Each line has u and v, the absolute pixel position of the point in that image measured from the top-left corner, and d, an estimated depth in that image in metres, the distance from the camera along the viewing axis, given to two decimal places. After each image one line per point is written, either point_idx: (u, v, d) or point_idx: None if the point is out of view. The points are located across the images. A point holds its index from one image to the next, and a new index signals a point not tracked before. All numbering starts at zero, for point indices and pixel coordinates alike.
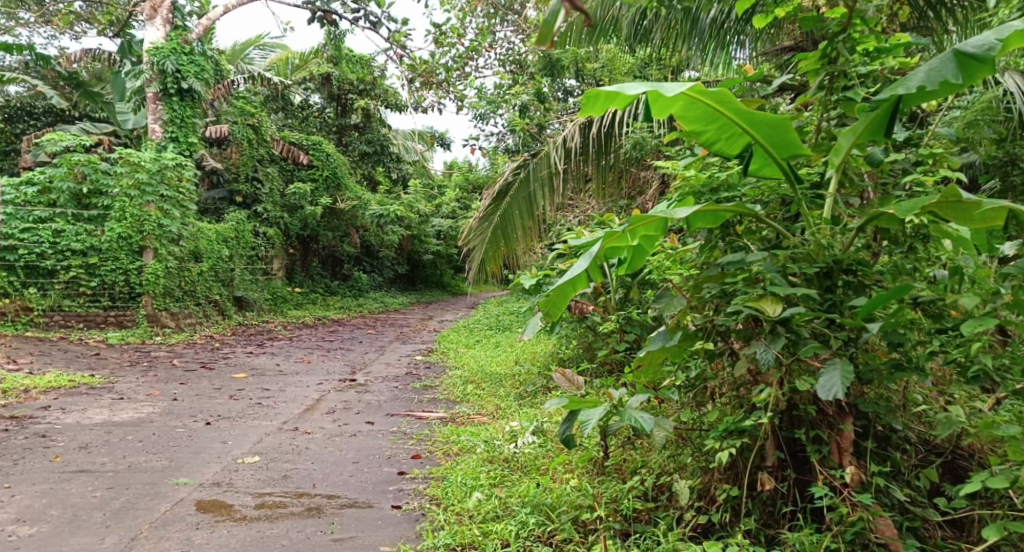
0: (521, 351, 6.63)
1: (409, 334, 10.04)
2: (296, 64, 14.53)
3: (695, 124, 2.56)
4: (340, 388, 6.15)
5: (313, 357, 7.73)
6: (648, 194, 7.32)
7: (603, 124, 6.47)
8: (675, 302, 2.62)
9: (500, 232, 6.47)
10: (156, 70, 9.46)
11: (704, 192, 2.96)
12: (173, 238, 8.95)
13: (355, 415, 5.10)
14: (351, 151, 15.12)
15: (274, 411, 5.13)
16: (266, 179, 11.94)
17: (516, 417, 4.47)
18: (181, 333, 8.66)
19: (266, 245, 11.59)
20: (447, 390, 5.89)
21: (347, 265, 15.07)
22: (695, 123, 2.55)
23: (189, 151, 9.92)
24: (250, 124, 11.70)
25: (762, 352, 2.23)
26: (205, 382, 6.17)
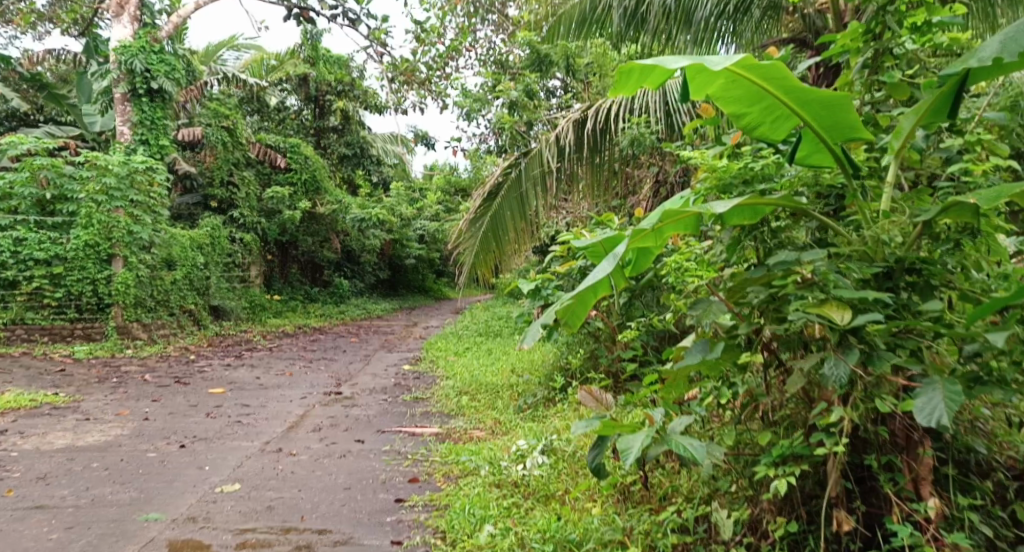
0: (516, 360, 6.31)
1: (394, 342, 9.69)
2: (272, 66, 14.09)
3: (738, 105, 2.29)
4: (326, 401, 5.78)
5: (295, 368, 7.34)
6: (644, 193, 7.01)
7: (598, 119, 6.13)
8: (714, 307, 2.32)
9: (491, 235, 6.18)
10: (124, 70, 9.01)
11: (737, 184, 2.70)
12: (144, 245, 8.49)
13: (344, 432, 4.74)
14: (330, 154, 14.70)
15: (255, 430, 4.75)
16: (242, 183, 11.49)
17: (519, 436, 4.14)
18: (153, 345, 8.22)
19: (243, 252, 11.15)
20: (440, 403, 5.54)
21: (328, 271, 14.64)
22: (737, 105, 2.29)
23: (161, 154, 9.46)
24: (224, 126, 11.16)
25: (830, 369, 1.94)
26: (180, 398, 5.77)
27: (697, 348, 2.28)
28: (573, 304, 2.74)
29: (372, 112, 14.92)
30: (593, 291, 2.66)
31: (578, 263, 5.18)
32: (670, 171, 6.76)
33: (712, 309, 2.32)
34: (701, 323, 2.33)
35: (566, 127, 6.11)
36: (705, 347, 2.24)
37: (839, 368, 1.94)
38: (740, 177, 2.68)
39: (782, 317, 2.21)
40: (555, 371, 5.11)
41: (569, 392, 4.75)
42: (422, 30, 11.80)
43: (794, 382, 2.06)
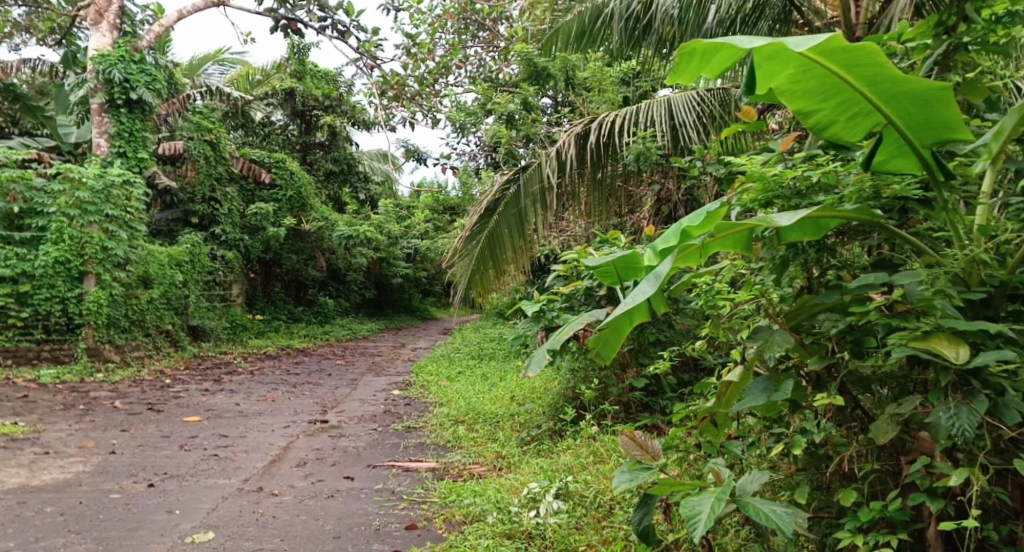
0: (515, 387, 5.92)
1: (382, 364, 9.26)
2: (258, 80, 13.71)
3: (807, 101, 2.04)
4: (311, 431, 5.35)
5: (278, 394, 6.90)
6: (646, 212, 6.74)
7: (601, 132, 5.90)
8: (777, 337, 2.04)
9: (488, 253, 5.94)
10: (102, 79, 8.59)
11: (791, 197, 2.37)
12: (119, 262, 8.05)
13: (331, 467, 4.33)
14: (316, 170, 14.30)
15: (233, 465, 4.34)
16: (224, 199, 11.06)
17: (525, 474, 3.75)
18: (126, 368, 7.76)
19: (224, 269, 10.69)
20: (435, 433, 5.13)
21: (312, 289, 14.19)
22: (807, 99, 2.03)
23: (139, 168, 9.03)
24: (207, 141, 10.71)
25: (947, 420, 1.71)
26: (152, 427, 5.32)
27: (754, 386, 2.03)
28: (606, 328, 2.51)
29: (360, 128, 14.60)
30: (628, 318, 2.39)
31: (585, 282, 4.93)
32: (676, 190, 6.49)
33: (774, 339, 2.03)
34: (762, 356, 2.05)
35: (567, 141, 5.92)
36: (770, 386, 2.00)
37: (961, 419, 1.70)
38: (797, 186, 2.37)
39: (865, 353, 1.95)
40: (562, 400, 4.74)
41: (577, 424, 4.38)
42: (413, 44, 11.56)
43: (886, 430, 1.80)
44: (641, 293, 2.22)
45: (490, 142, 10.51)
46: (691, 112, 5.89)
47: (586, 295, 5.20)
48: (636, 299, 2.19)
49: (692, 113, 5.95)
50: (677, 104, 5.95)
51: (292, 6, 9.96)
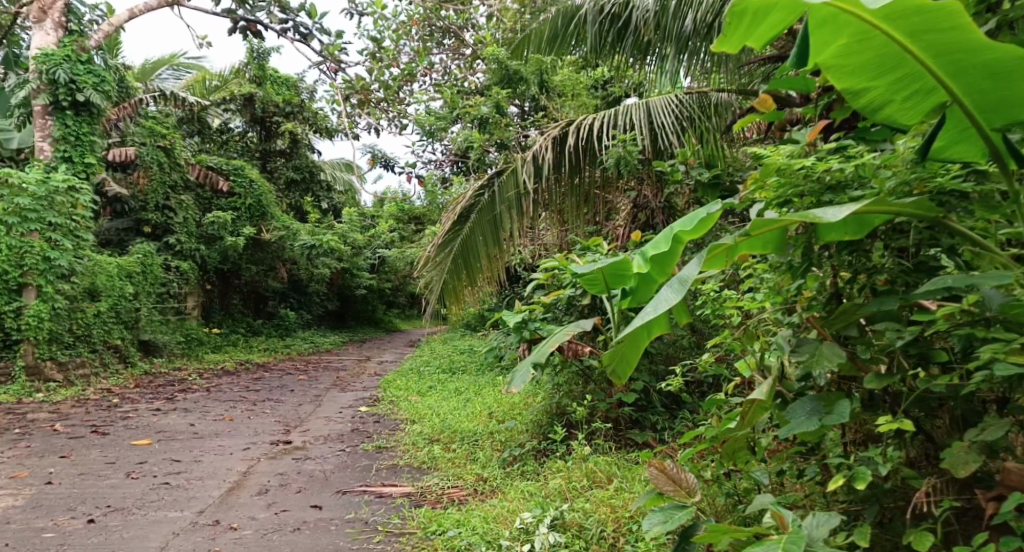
0: (492, 404, 5.59)
1: (348, 379, 8.84)
2: (215, 85, 13.20)
3: (861, 77, 1.99)
4: (273, 453, 4.94)
5: (236, 412, 6.46)
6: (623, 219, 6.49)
7: (579, 136, 5.70)
8: (826, 351, 1.95)
9: (461, 261, 5.75)
10: (46, 80, 8.04)
11: (825, 196, 2.14)
12: (63, 274, 7.53)
13: (296, 494, 3.96)
14: (276, 178, 13.79)
15: (186, 494, 3.93)
16: (179, 207, 10.53)
17: (511, 499, 3.42)
18: (69, 388, 7.25)
19: (179, 281, 10.16)
20: (408, 454, 4.78)
21: (273, 302, 13.67)
22: (863, 75, 1.98)
23: (86, 174, 8.48)
24: (161, 146, 10.27)
25: None
26: (96, 452, 4.88)
27: (801, 405, 1.94)
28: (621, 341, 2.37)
29: (323, 136, 14.17)
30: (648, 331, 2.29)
31: (568, 291, 4.67)
32: (654, 197, 6.29)
33: (823, 351, 1.96)
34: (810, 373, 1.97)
35: (544, 145, 5.76)
36: (818, 407, 1.91)
37: None
38: (832, 179, 2.14)
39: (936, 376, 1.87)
40: (547, 418, 4.42)
41: (565, 443, 4.09)
42: (377, 50, 11.21)
43: (967, 462, 1.73)
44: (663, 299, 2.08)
45: (459, 148, 10.21)
46: (671, 115, 5.66)
47: (567, 304, 4.92)
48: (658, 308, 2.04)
49: (671, 115, 5.69)
50: (656, 106, 5.72)
51: (251, 7, 9.54)
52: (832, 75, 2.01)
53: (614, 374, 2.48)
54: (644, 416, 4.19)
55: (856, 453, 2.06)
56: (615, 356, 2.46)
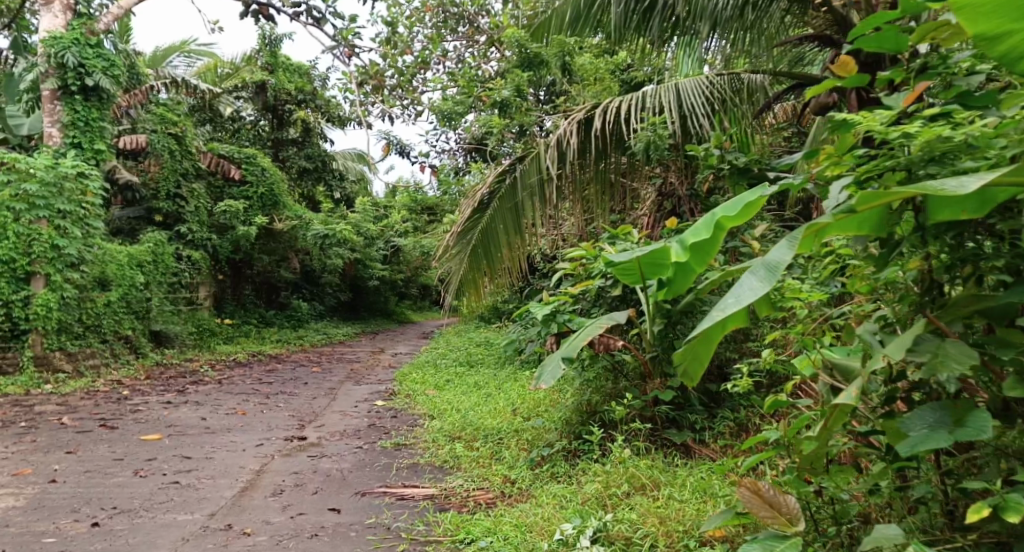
0: (516, 399, 5.36)
1: (362, 372, 8.63)
2: (227, 73, 12.97)
3: (1001, 19, 1.86)
4: (288, 450, 4.73)
5: (249, 405, 6.26)
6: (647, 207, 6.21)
7: (606, 119, 5.45)
8: (955, 357, 1.89)
9: (481, 251, 5.50)
10: (54, 64, 7.83)
11: (930, 167, 1.95)
12: (73, 263, 7.36)
13: (313, 495, 3.74)
14: (289, 167, 13.58)
15: (197, 495, 3.72)
16: (190, 196, 10.32)
17: (544, 505, 3.19)
18: (78, 379, 7.08)
19: (190, 270, 9.97)
20: (430, 452, 4.55)
21: (285, 292, 13.48)
22: (1002, 17, 1.86)
23: (96, 160, 8.26)
24: (172, 133, 10.08)
25: None
26: (104, 448, 4.69)
27: (921, 417, 1.94)
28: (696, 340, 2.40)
29: (335, 124, 13.95)
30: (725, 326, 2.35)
31: (598, 282, 4.45)
32: (680, 184, 6.02)
33: (947, 352, 1.91)
34: (936, 376, 1.91)
35: (569, 129, 5.47)
36: (944, 418, 1.91)
37: None
38: (932, 152, 1.93)
39: None
40: (578, 416, 4.16)
41: (596, 444, 3.86)
42: (391, 35, 10.96)
43: None
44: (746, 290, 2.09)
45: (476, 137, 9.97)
46: (701, 97, 5.43)
47: (595, 296, 4.68)
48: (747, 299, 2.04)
49: (702, 96, 5.48)
50: (686, 87, 5.48)
51: None
52: (963, 18, 1.89)
53: (686, 376, 2.56)
54: (682, 415, 3.95)
55: (993, 476, 1.96)
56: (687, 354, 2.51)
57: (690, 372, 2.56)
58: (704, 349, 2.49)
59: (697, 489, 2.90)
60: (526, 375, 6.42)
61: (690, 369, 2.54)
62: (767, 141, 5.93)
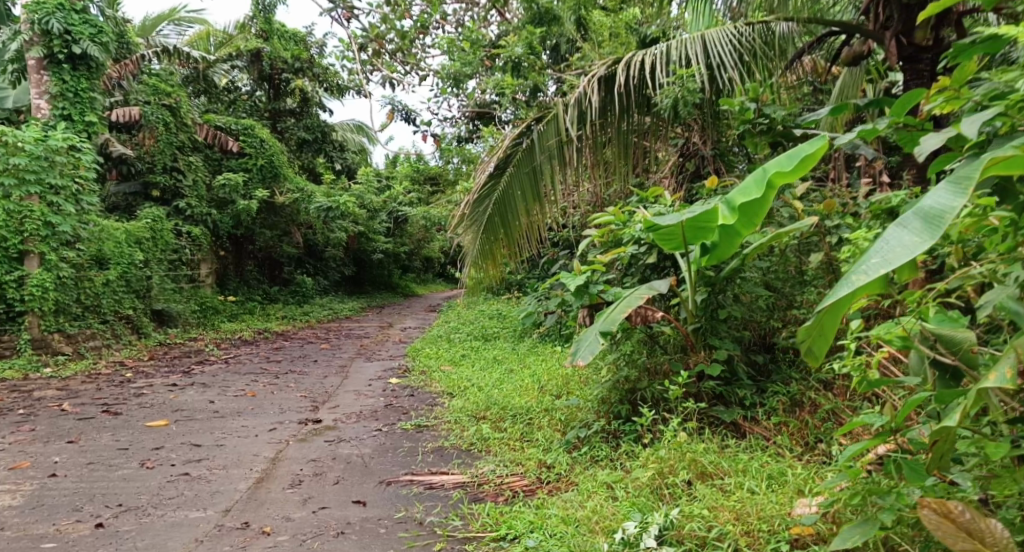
0: (541, 375, 5.08)
1: (372, 348, 8.35)
2: (220, 41, 12.49)
3: None
4: (304, 434, 4.45)
5: (258, 386, 5.98)
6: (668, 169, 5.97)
7: (630, 75, 5.05)
8: None
9: (498, 219, 5.16)
10: (39, 31, 7.41)
11: None
12: (68, 241, 7.03)
13: (334, 486, 3.46)
14: (288, 139, 13.16)
15: (210, 488, 3.44)
16: (187, 169, 9.95)
17: (591, 496, 2.92)
18: (79, 361, 6.79)
19: (191, 247, 9.63)
20: (454, 434, 4.26)
21: (288, 268, 13.16)
22: None
23: (88, 134, 7.87)
24: (166, 104, 9.65)
25: None
26: (108, 436, 4.41)
27: None
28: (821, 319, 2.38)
29: (334, 93, 13.48)
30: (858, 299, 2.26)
31: (630, 249, 4.12)
32: (703, 144, 5.73)
33: None
34: None
35: (590, 87, 5.09)
36: None
37: None
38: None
39: None
40: (615, 395, 3.85)
41: (638, 424, 3.60)
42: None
43: None
44: (896, 239, 2.13)
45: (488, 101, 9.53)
46: (731, 50, 4.98)
47: (627, 264, 4.37)
48: (903, 248, 2.06)
49: (731, 47, 5.03)
50: (714, 38, 5.03)
51: None
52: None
53: (810, 354, 2.56)
54: (730, 390, 3.67)
55: None
56: (814, 333, 2.50)
57: (813, 350, 2.55)
58: (826, 328, 2.46)
59: (772, 484, 2.68)
60: (547, 349, 6.14)
61: (814, 347, 2.53)
62: (790, 95, 5.61)
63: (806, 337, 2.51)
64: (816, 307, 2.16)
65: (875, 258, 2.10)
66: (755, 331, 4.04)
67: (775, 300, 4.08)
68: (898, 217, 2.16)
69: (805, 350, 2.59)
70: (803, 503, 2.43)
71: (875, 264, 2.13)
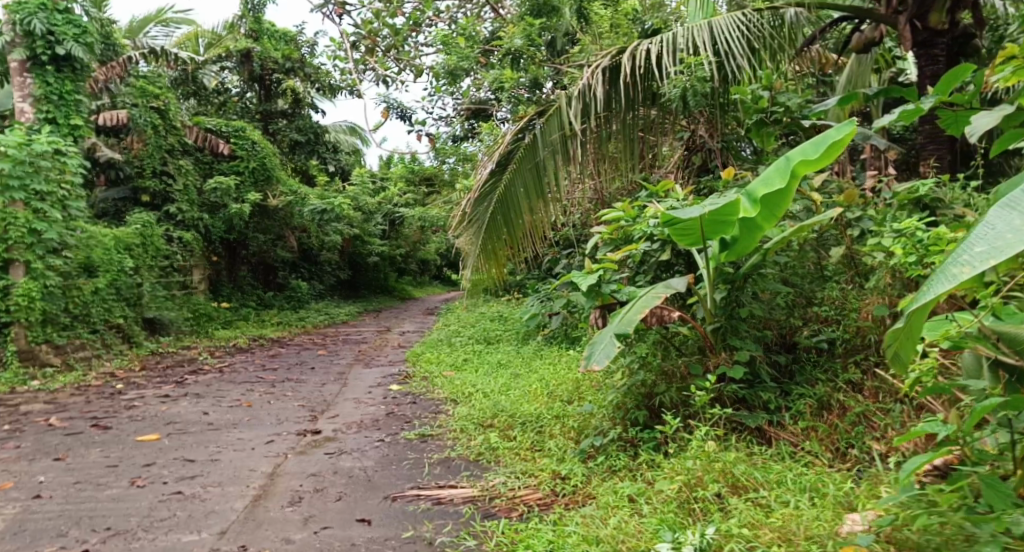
0: (549, 379, 4.88)
1: (371, 353, 8.12)
2: (209, 42, 12.24)
3: None
4: (302, 447, 4.23)
5: (254, 396, 5.75)
6: (673, 162, 5.83)
7: (635, 65, 4.82)
8: None
9: (501, 218, 4.93)
10: (21, 32, 7.18)
11: None
12: (55, 248, 6.79)
13: (336, 503, 3.26)
14: (280, 141, 12.93)
15: (205, 507, 3.24)
16: (178, 172, 9.70)
17: (613, 511, 2.73)
18: (67, 373, 6.55)
19: (183, 252, 9.39)
20: (460, 444, 4.05)
21: (282, 272, 12.92)
22: None
23: (74, 137, 7.64)
24: (154, 108, 9.40)
25: None
26: (95, 452, 4.18)
27: None
28: (905, 328, 2.30)
29: (326, 94, 13.24)
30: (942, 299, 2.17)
31: (643, 245, 3.90)
32: (710, 137, 5.51)
33: None
34: None
35: (593, 78, 4.85)
36: None
37: None
38: None
39: None
40: (631, 400, 3.65)
41: (658, 431, 3.40)
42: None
43: None
44: (1005, 223, 1.96)
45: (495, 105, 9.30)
46: (739, 37, 4.73)
47: (639, 261, 4.17)
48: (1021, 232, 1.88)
49: (740, 35, 4.78)
50: (721, 25, 4.78)
51: None
52: None
53: (896, 360, 2.45)
54: (753, 393, 3.48)
55: None
56: (899, 338, 2.41)
57: (900, 355, 2.44)
58: (914, 330, 2.35)
59: (811, 496, 2.53)
60: (554, 352, 5.93)
61: (902, 352, 2.41)
62: (796, 84, 5.37)
63: (894, 340, 2.41)
64: (909, 309, 2.00)
65: (980, 246, 1.93)
66: (775, 330, 3.84)
67: (795, 297, 3.89)
68: (1002, 200, 2.00)
69: (892, 355, 2.48)
70: (854, 513, 2.37)
71: (979, 251, 1.94)
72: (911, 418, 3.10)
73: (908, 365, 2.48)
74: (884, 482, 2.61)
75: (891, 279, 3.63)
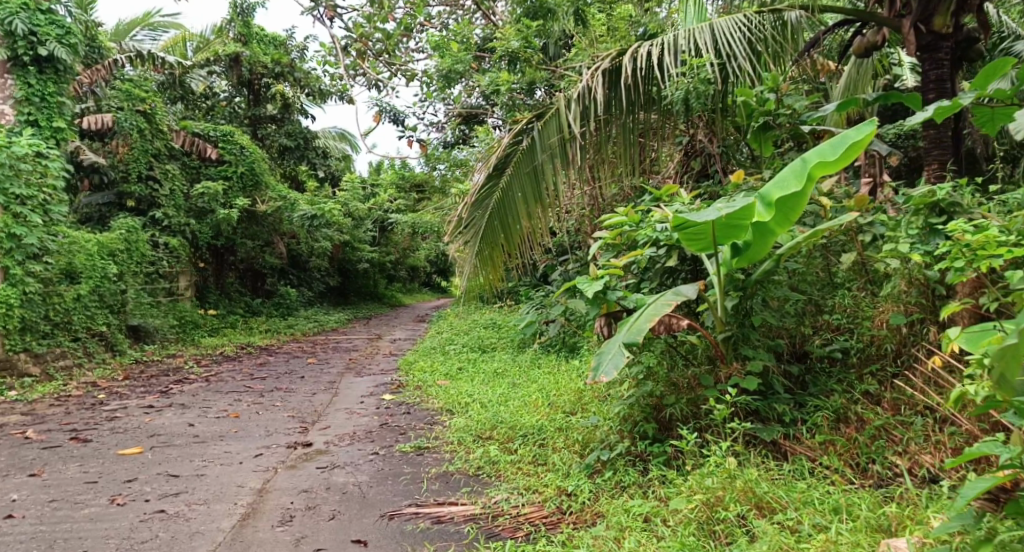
0: (549, 389, 4.70)
1: (362, 361, 7.93)
2: (197, 46, 12.04)
3: None
4: (293, 460, 4.04)
5: (241, 406, 5.55)
6: (671, 169, 5.70)
7: (636, 67, 4.67)
8: None
9: (498, 223, 4.72)
10: (2, 32, 6.95)
11: None
12: (36, 254, 6.57)
13: (331, 522, 3.08)
14: (269, 146, 12.73)
15: (190, 528, 3.05)
16: (164, 177, 9.47)
17: (630, 533, 2.61)
18: (47, 383, 6.32)
19: (169, 258, 9.17)
20: (459, 457, 3.88)
21: (271, 279, 12.69)
22: None
23: (56, 140, 7.41)
24: (140, 111, 9.16)
25: None
26: (74, 467, 3.98)
27: None
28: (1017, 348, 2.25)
29: (316, 99, 13.06)
30: None
31: (649, 251, 3.75)
32: (710, 141, 5.41)
33: None
34: None
35: (593, 80, 4.70)
36: None
37: None
38: None
39: None
40: (638, 412, 3.49)
41: (670, 446, 3.26)
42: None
43: None
44: None
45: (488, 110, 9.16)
46: (741, 39, 4.59)
47: (645, 267, 4.02)
48: None
49: (743, 37, 4.65)
50: (724, 27, 4.64)
51: None
52: None
53: (1002, 383, 2.32)
54: (767, 406, 3.33)
55: None
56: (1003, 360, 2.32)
57: (1005, 378, 2.32)
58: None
59: (842, 518, 2.46)
60: (551, 360, 5.78)
61: (1008, 374, 2.30)
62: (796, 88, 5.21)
63: (1000, 360, 2.30)
64: None
65: None
66: (786, 339, 3.69)
67: (805, 304, 3.73)
68: None
69: (995, 381, 2.35)
70: (897, 539, 2.31)
71: None
72: (937, 435, 2.99)
73: (1011, 393, 2.35)
74: (917, 507, 2.49)
75: (907, 286, 3.52)
